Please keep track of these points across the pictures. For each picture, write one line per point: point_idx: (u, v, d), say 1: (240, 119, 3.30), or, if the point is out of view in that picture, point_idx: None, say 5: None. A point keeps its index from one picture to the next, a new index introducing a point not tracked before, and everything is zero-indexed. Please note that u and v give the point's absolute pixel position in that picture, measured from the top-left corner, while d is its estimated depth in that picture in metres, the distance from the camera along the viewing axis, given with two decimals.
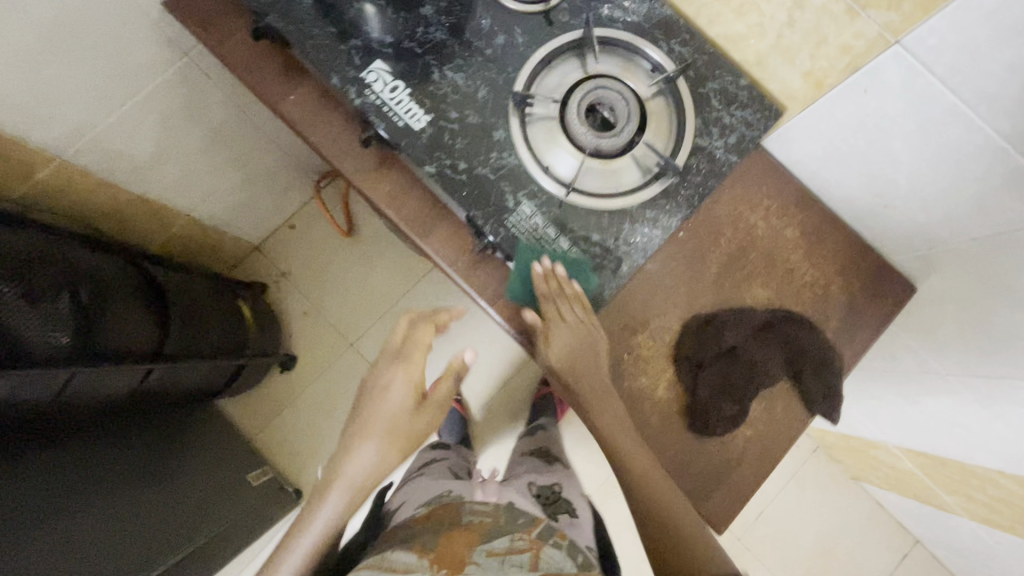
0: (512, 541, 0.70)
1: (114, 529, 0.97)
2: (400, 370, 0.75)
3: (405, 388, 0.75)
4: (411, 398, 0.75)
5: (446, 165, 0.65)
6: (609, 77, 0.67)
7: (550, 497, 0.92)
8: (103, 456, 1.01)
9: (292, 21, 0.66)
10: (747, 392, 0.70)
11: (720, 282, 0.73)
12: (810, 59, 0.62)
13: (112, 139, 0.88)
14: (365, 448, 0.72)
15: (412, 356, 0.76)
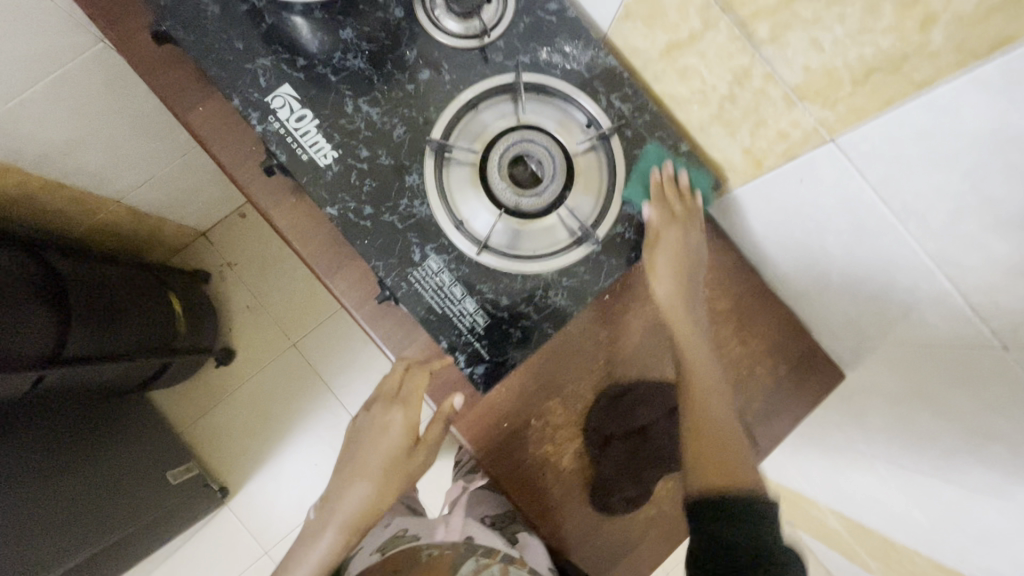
0: (477, 560, 0.61)
1: (20, 522, 0.88)
2: (401, 413, 0.64)
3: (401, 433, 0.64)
4: (406, 440, 0.64)
5: (350, 208, 0.60)
6: (538, 129, 0.62)
7: (507, 520, 0.69)
8: (40, 439, 0.97)
9: (195, 30, 0.60)
10: (647, 473, 0.68)
11: (644, 351, 0.68)
12: (749, 137, 0.57)
13: (15, 129, 0.81)
14: (355, 487, 0.63)
15: (412, 402, 0.62)
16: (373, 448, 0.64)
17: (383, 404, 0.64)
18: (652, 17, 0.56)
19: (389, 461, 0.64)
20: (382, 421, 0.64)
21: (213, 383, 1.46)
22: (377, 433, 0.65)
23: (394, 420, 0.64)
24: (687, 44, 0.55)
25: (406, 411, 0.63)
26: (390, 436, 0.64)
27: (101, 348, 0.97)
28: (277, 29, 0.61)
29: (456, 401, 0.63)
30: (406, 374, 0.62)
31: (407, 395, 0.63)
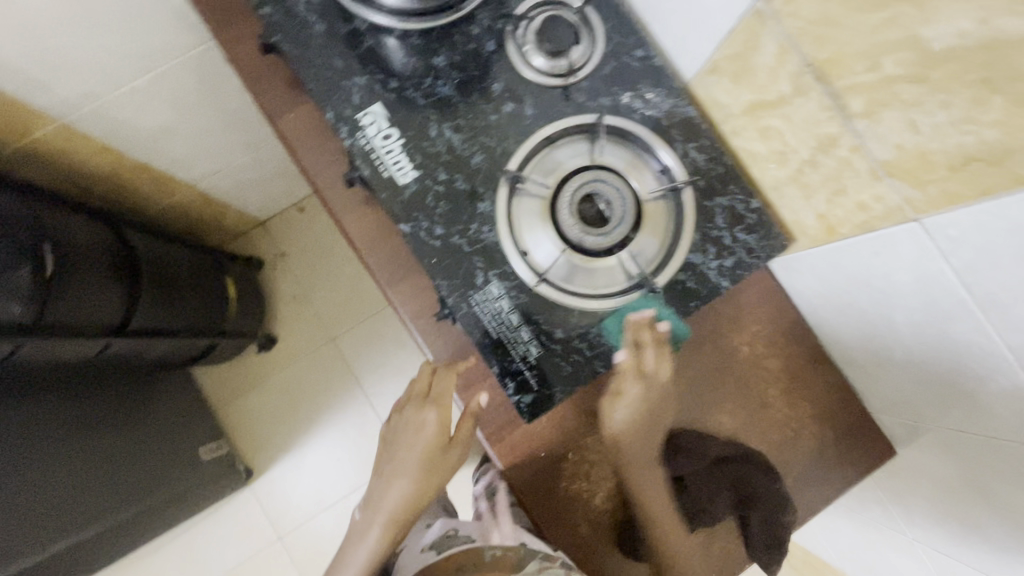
0: (541, 561, 0.62)
1: (66, 474, 0.94)
2: (434, 413, 0.64)
3: (433, 431, 0.65)
4: (439, 439, 0.66)
5: (422, 226, 0.62)
6: (611, 171, 0.63)
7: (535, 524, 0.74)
8: (92, 399, 1.04)
9: (299, 43, 0.63)
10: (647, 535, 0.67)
11: (635, 443, 0.65)
12: (826, 203, 0.57)
13: (113, 111, 0.86)
14: (395, 487, 0.66)
15: (444, 402, 0.63)
16: (408, 447, 0.66)
17: (414, 405, 0.65)
18: (740, 75, 0.57)
19: (425, 461, 0.66)
20: (415, 421, 0.66)
21: (251, 368, 1.51)
22: (412, 433, 0.66)
23: (424, 418, 0.65)
24: (774, 105, 0.55)
25: (438, 411, 0.64)
26: (422, 436, 0.66)
27: (162, 324, 1.02)
28: (375, 50, 0.64)
29: (484, 399, 0.63)
30: (435, 377, 0.64)
31: (437, 396, 0.64)
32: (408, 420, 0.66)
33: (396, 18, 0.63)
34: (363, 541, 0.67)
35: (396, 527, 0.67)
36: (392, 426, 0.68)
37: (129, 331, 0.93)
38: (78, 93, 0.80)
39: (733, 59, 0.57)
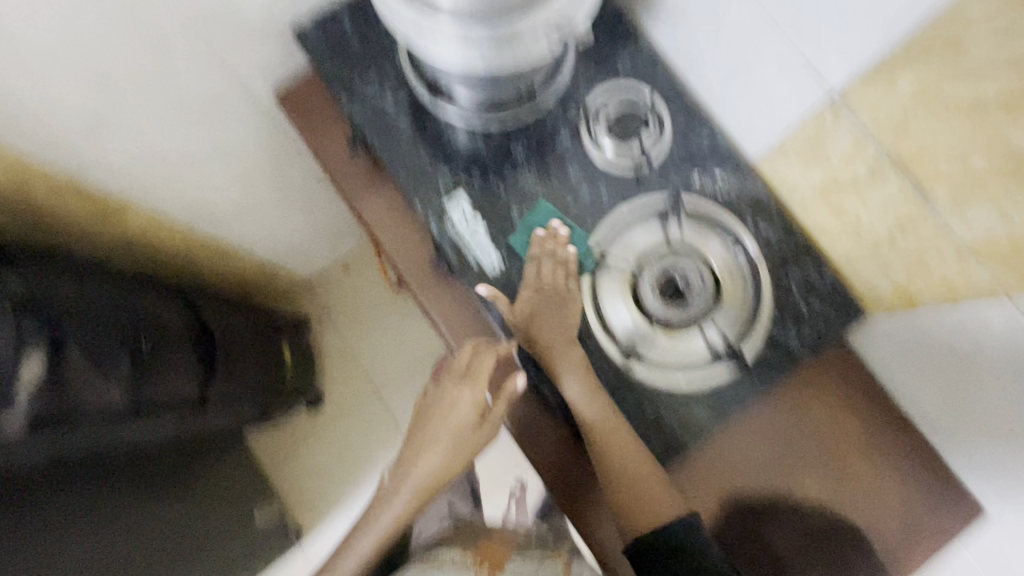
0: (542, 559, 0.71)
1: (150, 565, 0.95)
2: (469, 392, 0.64)
3: (470, 408, 0.65)
4: (472, 417, 0.65)
5: (511, 308, 0.67)
6: (688, 246, 0.66)
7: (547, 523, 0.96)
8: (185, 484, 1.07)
9: (390, 142, 0.68)
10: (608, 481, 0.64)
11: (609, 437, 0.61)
12: (905, 275, 0.59)
13: (195, 194, 0.91)
14: (425, 457, 0.67)
15: (481, 380, 0.64)
16: (440, 422, 0.66)
17: (451, 381, 0.66)
18: (810, 157, 0.61)
19: (456, 437, 0.66)
20: (450, 395, 0.66)
21: (300, 425, 1.53)
22: (446, 407, 0.66)
23: (461, 396, 0.65)
24: (846, 185, 0.58)
25: (472, 390, 0.64)
26: (455, 409, 0.66)
27: (230, 394, 1.05)
28: (458, 144, 0.68)
29: (519, 381, 0.63)
30: (474, 356, 0.64)
31: (475, 374, 0.64)
32: (445, 396, 0.66)
33: (463, 111, 0.67)
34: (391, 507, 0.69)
35: (420, 495, 0.68)
36: (428, 400, 0.69)
37: (205, 403, 0.96)
38: (167, 183, 0.85)
39: (804, 141, 0.60)
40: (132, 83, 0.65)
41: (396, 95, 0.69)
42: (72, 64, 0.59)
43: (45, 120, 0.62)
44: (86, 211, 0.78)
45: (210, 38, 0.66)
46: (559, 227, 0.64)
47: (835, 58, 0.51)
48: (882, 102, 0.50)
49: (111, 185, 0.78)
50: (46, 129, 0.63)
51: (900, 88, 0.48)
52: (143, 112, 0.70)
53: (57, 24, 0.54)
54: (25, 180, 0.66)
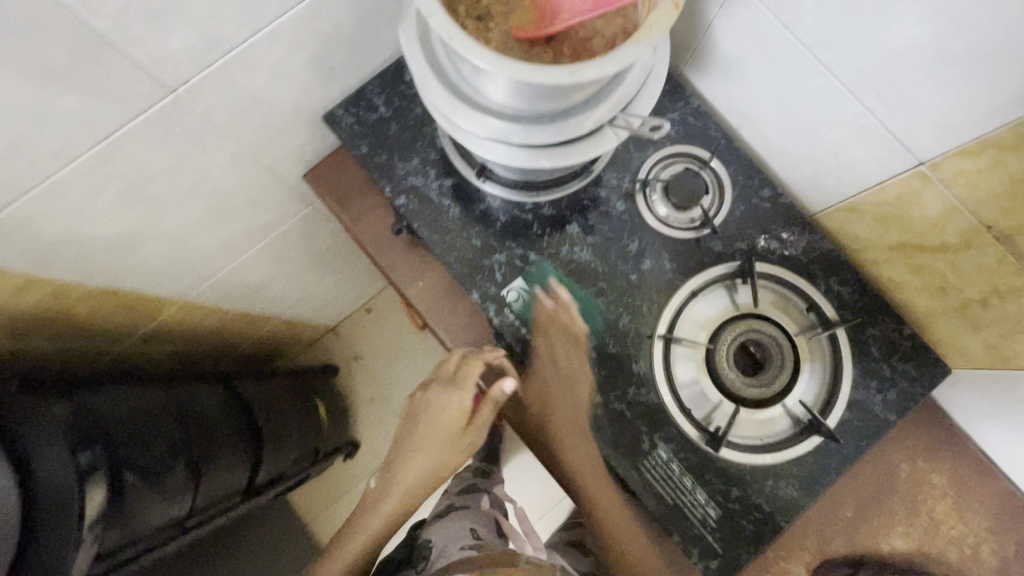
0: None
1: None
2: (457, 396, 0.66)
3: (459, 410, 0.67)
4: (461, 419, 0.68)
5: (582, 396, 0.63)
6: (762, 317, 0.63)
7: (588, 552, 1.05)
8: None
9: (439, 230, 0.66)
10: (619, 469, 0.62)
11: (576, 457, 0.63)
12: (1000, 337, 0.56)
13: (225, 277, 0.88)
14: (414, 460, 0.70)
15: (467, 387, 0.64)
16: (429, 425, 0.69)
17: (439, 385, 0.67)
18: (888, 219, 0.57)
19: (446, 438, 0.69)
20: (439, 402, 0.67)
21: (335, 476, 1.50)
22: (435, 414, 0.68)
23: (450, 402, 0.67)
24: (932, 249, 0.55)
25: (460, 395, 0.65)
26: (446, 414, 0.68)
27: (276, 469, 1.02)
28: (511, 225, 0.66)
29: (506, 385, 0.61)
30: (462, 361, 0.65)
31: (461, 380, 0.65)
32: (435, 398, 0.68)
33: (508, 192, 0.65)
34: (376, 514, 0.71)
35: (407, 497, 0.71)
36: (416, 408, 0.70)
37: (253, 488, 0.95)
38: (199, 276, 0.82)
39: (881, 204, 0.57)
40: (167, 194, 0.62)
41: (441, 181, 0.67)
42: (112, 191, 0.56)
43: (77, 241, 0.58)
44: (118, 311, 0.75)
45: (244, 139, 0.63)
46: (551, 248, 0.65)
47: (927, 130, 0.48)
48: (984, 180, 0.47)
49: (144, 287, 0.74)
50: (77, 248, 0.59)
51: (1008, 168, 0.44)
52: (177, 217, 0.66)
53: (98, 158, 0.51)
54: (55, 289, 0.63)
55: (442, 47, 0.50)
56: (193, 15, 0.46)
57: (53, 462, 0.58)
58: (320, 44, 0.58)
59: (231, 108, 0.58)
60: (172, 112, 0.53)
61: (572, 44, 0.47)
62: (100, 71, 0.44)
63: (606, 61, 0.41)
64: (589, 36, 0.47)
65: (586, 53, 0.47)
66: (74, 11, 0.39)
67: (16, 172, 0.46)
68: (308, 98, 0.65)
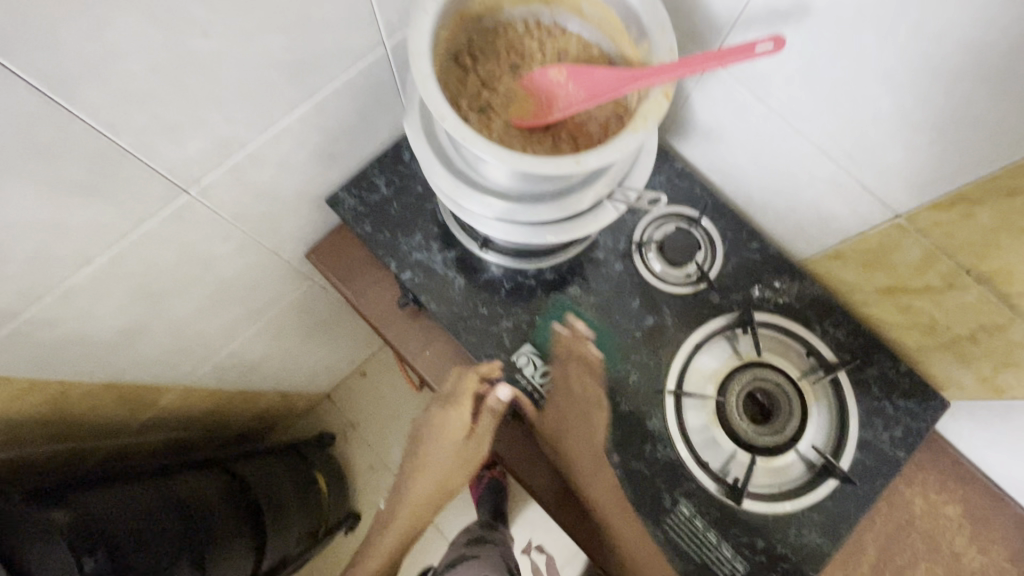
0: None
1: None
2: (454, 415, 0.66)
3: (458, 428, 0.67)
4: (460, 436, 0.67)
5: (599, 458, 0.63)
6: (765, 365, 0.65)
7: None
8: None
9: (446, 301, 0.67)
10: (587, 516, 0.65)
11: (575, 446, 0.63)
12: (992, 369, 0.59)
13: (225, 358, 0.87)
14: (420, 478, 0.71)
15: (465, 403, 0.65)
16: (433, 445, 0.69)
17: (438, 405, 0.68)
18: (871, 265, 0.61)
19: (449, 457, 0.69)
20: (437, 423, 0.68)
21: (337, 552, 1.44)
22: (436, 433, 0.69)
23: (448, 422, 0.67)
24: (917, 291, 0.58)
25: (459, 413, 0.66)
26: (445, 433, 0.68)
27: (280, 552, 0.97)
28: (515, 292, 0.67)
29: (502, 393, 0.64)
30: (459, 380, 0.66)
31: (460, 397, 0.66)
32: (433, 420, 0.68)
33: (510, 260, 0.67)
34: (386, 534, 0.74)
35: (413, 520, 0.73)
36: (420, 426, 0.70)
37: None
38: (201, 359, 0.81)
39: (863, 251, 0.61)
40: (174, 288, 0.63)
41: (444, 254, 0.69)
42: (121, 291, 0.56)
43: (83, 341, 0.58)
44: (118, 404, 0.73)
45: (250, 228, 0.65)
46: (561, 310, 0.67)
47: (898, 186, 0.52)
48: (957, 228, 0.50)
49: (144, 378, 0.73)
50: (82, 349, 0.59)
51: (979, 219, 0.48)
52: (182, 307, 0.67)
53: (111, 262, 0.52)
54: (58, 390, 0.62)
55: (448, 138, 0.52)
56: (208, 125, 0.48)
57: (60, 571, 0.55)
58: (323, 135, 0.61)
59: (239, 201, 0.59)
60: (183, 212, 0.54)
61: (569, 128, 0.51)
62: (119, 182, 0.46)
63: (607, 148, 0.44)
64: (584, 121, 0.51)
65: (583, 137, 0.50)
66: (98, 131, 0.41)
67: (30, 282, 0.47)
68: (311, 184, 0.67)
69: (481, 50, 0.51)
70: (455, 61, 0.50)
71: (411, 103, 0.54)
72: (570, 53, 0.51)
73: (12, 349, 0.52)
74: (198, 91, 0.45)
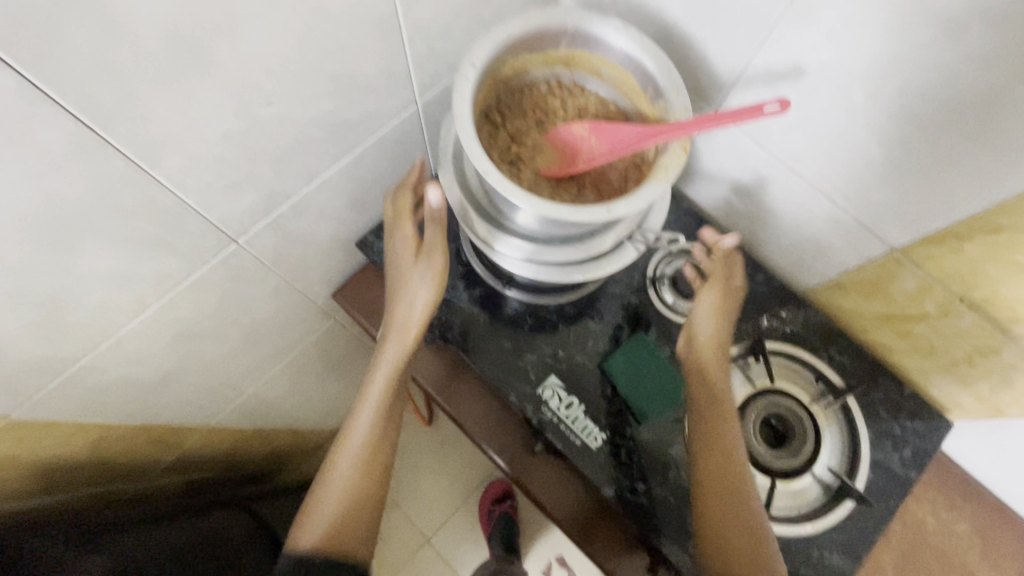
0: None
1: None
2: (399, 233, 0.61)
3: (406, 241, 0.61)
4: (411, 246, 0.60)
5: (626, 486, 0.66)
6: (776, 392, 0.69)
7: None
8: None
9: (472, 336, 0.71)
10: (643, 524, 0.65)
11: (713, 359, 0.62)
12: (989, 390, 0.63)
13: (249, 397, 0.89)
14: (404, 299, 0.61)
15: (404, 217, 0.61)
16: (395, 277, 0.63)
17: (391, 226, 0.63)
18: (871, 295, 0.65)
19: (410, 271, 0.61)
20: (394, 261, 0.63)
21: None
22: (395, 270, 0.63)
23: (400, 249, 0.61)
24: (915, 318, 0.63)
25: (402, 234, 0.61)
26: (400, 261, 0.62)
27: None
28: (538, 327, 0.71)
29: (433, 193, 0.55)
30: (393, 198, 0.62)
31: (400, 216, 0.61)
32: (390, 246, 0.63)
33: (530, 296, 0.71)
34: (373, 389, 0.62)
35: (396, 373, 0.62)
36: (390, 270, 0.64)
37: None
38: (228, 400, 0.83)
39: (863, 282, 0.65)
40: (213, 331, 0.65)
41: (469, 292, 0.72)
42: (168, 335, 0.59)
43: (128, 385, 0.60)
44: (150, 445, 0.75)
45: (286, 271, 0.68)
46: (583, 343, 0.70)
47: (892, 224, 0.57)
48: (948, 260, 0.55)
49: (176, 419, 0.75)
50: (126, 392, 0.61)
51: (967, 252, 0.53)
52: (218, 348, 0.69)
53: (164, 308, 0.55)
54: (99, 433, 0.63)
55: (482, 187, 0.57)
56: (262, 181, 0.52)
57: None
58: (357, 185, 0.65)
59: (280, 248, 0.63)
60: (231, 259, 0.57)
61: (591, 177, 0.56)
62: (182, 235, 0.49)
63: (634, 198, 0.47)
64: (605, 170, 0.56)
65: (605, 185, 0.55)
66: (172, 191, 0.45)
67: (94, 329, 0.50)
68: (343, 229, 0.71)
69: (509, 108, 0.56)
70: (486, 119, 0.55)
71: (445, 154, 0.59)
72: (590, 110, 0.57)
73: (67, 393, 0.54)
74: (257, 151, 0.49)
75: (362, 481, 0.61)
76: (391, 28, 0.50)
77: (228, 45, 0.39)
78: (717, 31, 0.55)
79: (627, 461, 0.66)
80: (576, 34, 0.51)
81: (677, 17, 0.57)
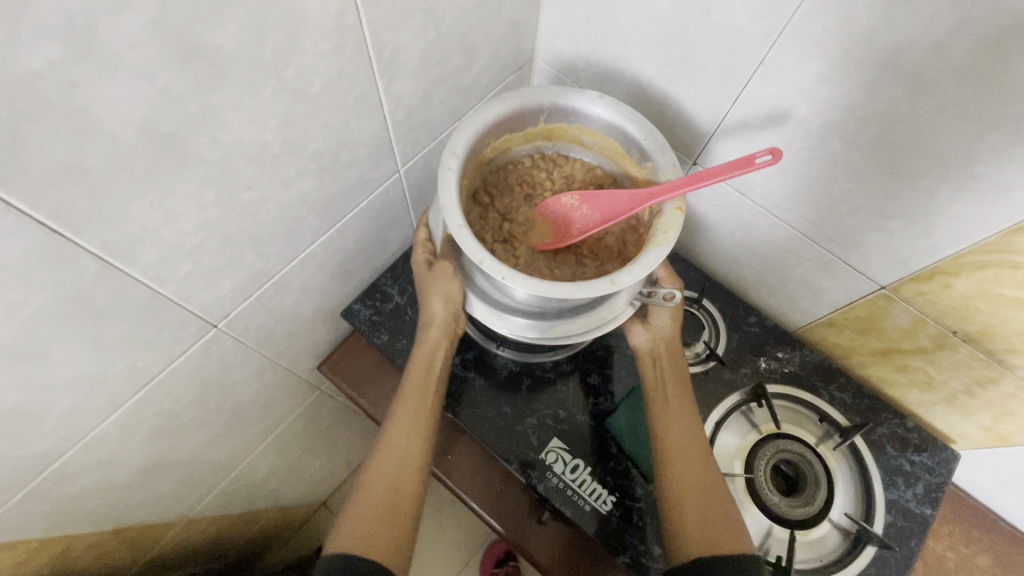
0: None
1: None
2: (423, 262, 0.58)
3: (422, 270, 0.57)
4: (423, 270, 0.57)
5: (639, 550, 0.62)
6: (785, 437, 0.67)
7: None
8: None
9: (469, 403, 0.68)
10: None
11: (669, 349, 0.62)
12: (991, 419, 0.64)
13: (231, 481, 0.83)
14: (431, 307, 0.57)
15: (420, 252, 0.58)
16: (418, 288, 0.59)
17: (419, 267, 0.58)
18: (865, 331, 0.65)
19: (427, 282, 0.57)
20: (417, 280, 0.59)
21: None
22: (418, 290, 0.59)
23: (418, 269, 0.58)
24: (911, 352, 0.63)
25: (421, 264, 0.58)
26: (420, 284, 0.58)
27: None
28: (536, 387, 0.69)
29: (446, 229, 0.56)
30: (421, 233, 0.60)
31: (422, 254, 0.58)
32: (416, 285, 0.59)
33: (519, 353, 0.69)
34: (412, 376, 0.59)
35: (437, 359, 0.59)
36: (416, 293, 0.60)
37: None
38: (209, 487, 0.77)
39: (855, 319, 0.65)
40: (192, 420, 0.61)
41: (462, 355, 0.70)
42: (144, 431, 0.55)
43: (98, 489, 0.55)
44: (122, 547, 0.68)
45: (269, 348, 0.65)
46: (583, 402, 0.68)
47: (881, 264, 0.58)
48: (940, 296, 0.56)
49: (152, 516, 0.69)
50: (96, 496, 0.56)
51: (958, 288, 0.54)
52: (198, 436, 0.64)
53: (138, 404, 0.51)
54: (65, 545, 0.58)
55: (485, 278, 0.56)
56: (242, 262, 0.50)
57: None
58: (340, 256, 0.63)
59: (263, 326, 0.60)
60: (211, 343, 0.54)
61: (588, 244, 0.56)
62: (158, 327, 0.46)
63: (638, 266, 0.47)
64: (601, 235, 0.56)
65: (603, 251, 0.56)
66: (146, 286, 0.42)
67: (61, 437, 0.46)
68: (327, 300, 0.68)
69: (496, 186, 0.56)
70: (474, 199, 0.55)
71: (438, 243, 0.58)
72: (577, 178, 0.58)
73: (27, 509, 0.49)
74: (238, 235, 0.47)
75: (401, 468, 0.54)
76: (372, 103, 0.50)
77: (207, 136, 0.38)
78: (692, 88, 0.57)
79: (638, 524, 0.63)
80: (554, 109, 0.52)
81: (651, 77, 0.59)
